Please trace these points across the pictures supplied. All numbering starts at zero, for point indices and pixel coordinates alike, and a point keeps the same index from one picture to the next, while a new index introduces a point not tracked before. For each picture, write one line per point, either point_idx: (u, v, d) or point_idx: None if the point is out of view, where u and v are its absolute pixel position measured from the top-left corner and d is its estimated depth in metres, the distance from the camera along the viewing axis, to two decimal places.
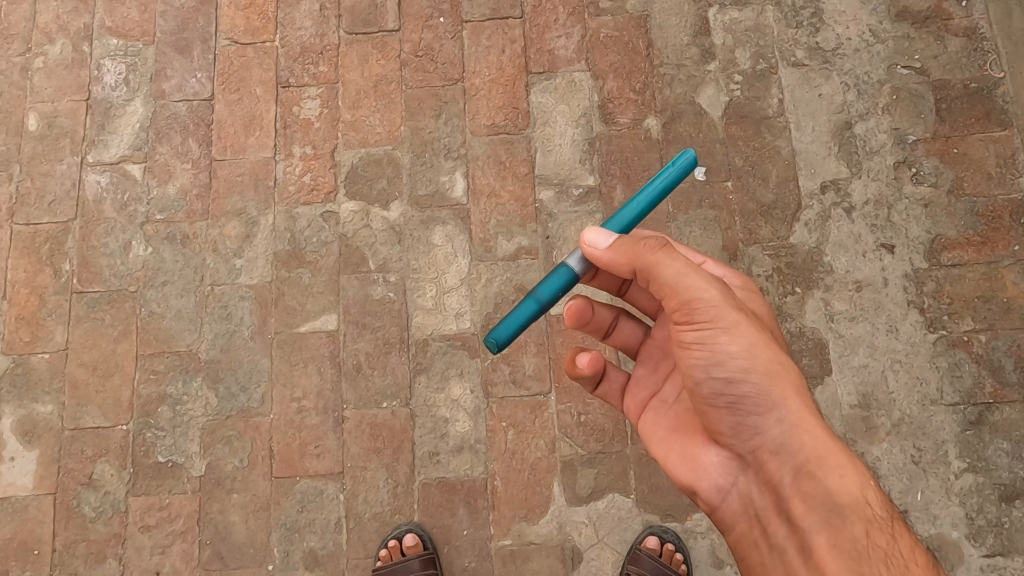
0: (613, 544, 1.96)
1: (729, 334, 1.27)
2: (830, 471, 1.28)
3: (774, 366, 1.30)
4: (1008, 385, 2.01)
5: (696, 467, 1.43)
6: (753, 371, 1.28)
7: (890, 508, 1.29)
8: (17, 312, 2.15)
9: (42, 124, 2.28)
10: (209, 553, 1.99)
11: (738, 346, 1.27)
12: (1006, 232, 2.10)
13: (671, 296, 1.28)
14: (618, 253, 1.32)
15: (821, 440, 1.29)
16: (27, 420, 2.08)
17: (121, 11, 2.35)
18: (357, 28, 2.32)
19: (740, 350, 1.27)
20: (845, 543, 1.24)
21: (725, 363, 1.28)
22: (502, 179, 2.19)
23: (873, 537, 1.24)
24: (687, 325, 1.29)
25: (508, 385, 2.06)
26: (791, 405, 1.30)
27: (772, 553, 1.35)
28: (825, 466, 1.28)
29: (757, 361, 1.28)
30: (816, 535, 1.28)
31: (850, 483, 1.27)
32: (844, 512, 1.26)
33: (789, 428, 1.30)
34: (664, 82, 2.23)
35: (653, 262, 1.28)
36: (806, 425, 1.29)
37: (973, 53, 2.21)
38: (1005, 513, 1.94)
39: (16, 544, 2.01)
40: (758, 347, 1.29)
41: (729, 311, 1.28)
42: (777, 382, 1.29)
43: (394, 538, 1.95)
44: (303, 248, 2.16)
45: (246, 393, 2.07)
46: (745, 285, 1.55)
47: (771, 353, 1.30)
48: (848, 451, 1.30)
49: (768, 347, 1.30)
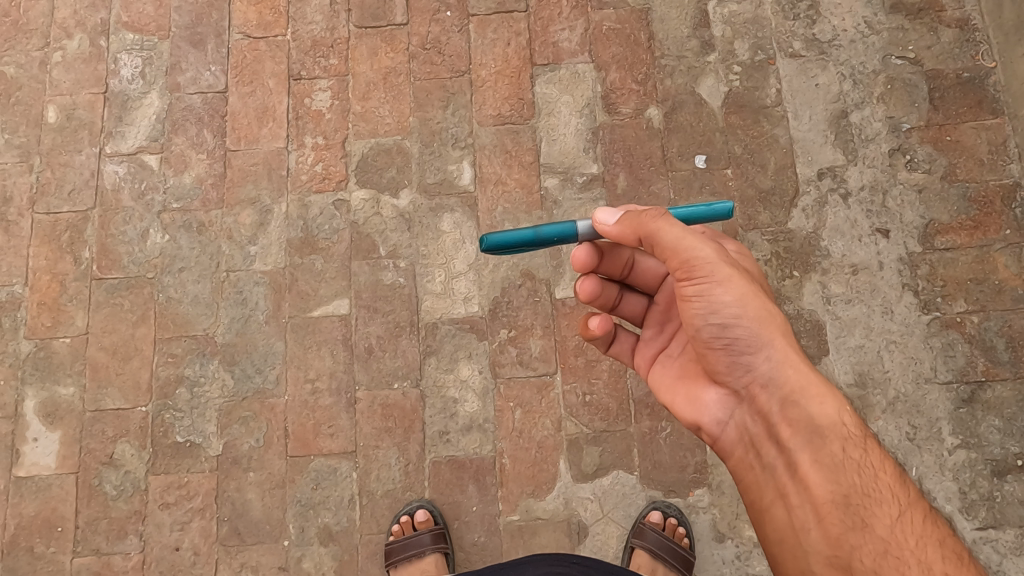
0: (618, 518, 2.02)
1: (723, 283, 1.36)
2: (811, 399, 1.36)
3: (764, 309, 1.38)
4: (1000, 364, 2.08)
5: (697, 407, 1.51)
6: (745, 315, 1.37)
7: (866, 427, 1.37)
8: (38, 298, 2.22)
9: (61, 116, 2.34)
10: (227, 529, 2.06)
11: (731, 293, 1.36)
12: (997, 216, 2.16)
13: (672, 256, 1.35)
14: (627, 224, 1.37)
15: (804, 372, 1.38)
16: (50, 402, 2.15)
17: (137, 7, 2.41)
18: (366, 22, 2.39)
19: (733, 298, 1.36)
20: (824, 460, 1.35)
21: (720, 310, 1.37)
22: (508, 168, 2.26)
23: (849, 453, 1.34)
24: (687, 279, 1.37)
25: (515, 366, 2.12)
26: (778, 344, 1.38)
27: (763, 474, 1.45)
28: (807, 395, 1.37)
29: (748, 306, 1.37)
30: (799, 454, 1.38)
31: (829, 408, 1.36)
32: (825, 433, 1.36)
33: (776, 363, 1.39)
34: (665, 73, 2.30)
35: (656, 227, 1.34)
36: (792, 361, 1.38)
37: (966, 43, 2.27)
38: (996, 488, 2.00)
39: (40, 521, 2.08)
40: (749, 295, 1.37)
41: (722, 264, 1.36)
42: (766, 324, 1.38)
43: (406, 514, 2.02)
44: (315, 235, 2.23)
45: (261, 375, 2.14)
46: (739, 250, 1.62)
47: (760, 299, 1.39)
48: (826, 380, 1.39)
49: (757, 293, 1.39)
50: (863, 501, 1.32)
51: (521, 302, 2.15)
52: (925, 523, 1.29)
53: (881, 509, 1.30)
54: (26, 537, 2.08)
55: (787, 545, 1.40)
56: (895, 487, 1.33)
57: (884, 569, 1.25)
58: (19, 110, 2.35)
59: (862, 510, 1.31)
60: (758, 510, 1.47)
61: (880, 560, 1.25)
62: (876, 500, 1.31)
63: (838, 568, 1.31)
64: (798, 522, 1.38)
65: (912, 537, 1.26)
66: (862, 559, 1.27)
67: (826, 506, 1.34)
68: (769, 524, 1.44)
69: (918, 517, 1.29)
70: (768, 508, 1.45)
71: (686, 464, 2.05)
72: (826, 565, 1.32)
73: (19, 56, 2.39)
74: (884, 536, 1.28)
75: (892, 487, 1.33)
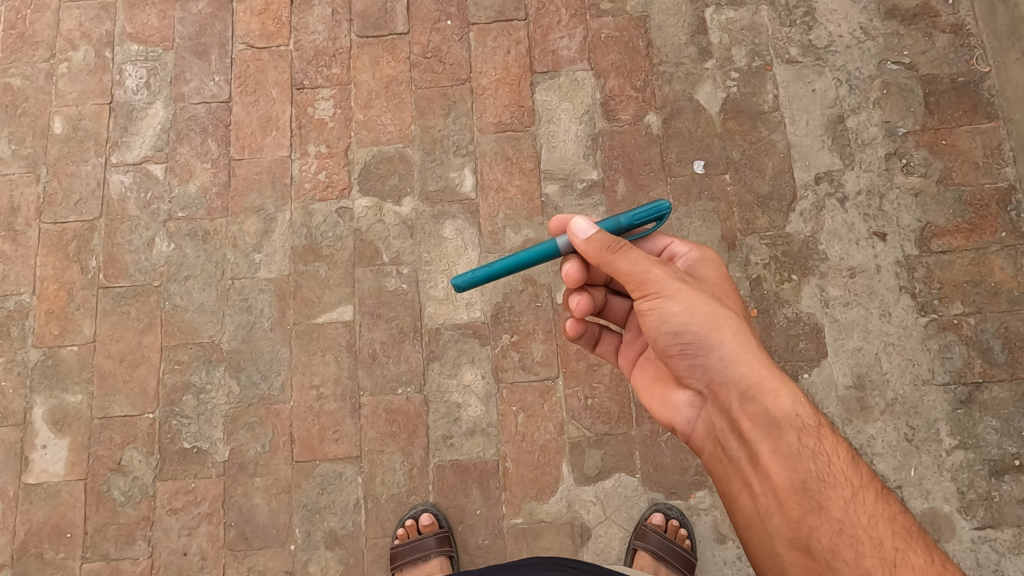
0: (620, 520, 2.05)
1: (671, 297, 1.41)
2: (766, 392, 1.38)
3: (716, 314, 1.42)
4: (996, 365, 2.10)
5: (668, 406, 1.57)
6: (691, 324, 1.41)
7: (821, 416, 1.39)
8: (46, 306, 2.25)
9: (67, 127, 2.37)
10: (234, 534, 2.09)
11: (679, 304, 1.41)
12: (993, 219, 2.19)
13: (627, 278, 1.43)
14: (591, 250, 1.43)
15: (756, 367, 1.40)
16: (58, 409, 2.18)
17: (142, 18, 2.44)
18: (368, 31, 2.42)
19: (681, 309, 1.41)
20: (780, 447, 1.37)
21: (670, 320, 1.42)
22: (509, 175, 2.28)
23: (804, 440, 1.36)
24: (640, 296, 1.43)
25: (517, 370, 2.15)
26: (729, 343, 1.41)
27: (730, 464, 1.46)
28: (761, 388, 1.39)
29: (696, 314, 1.41)
30: (757, 442, 1.40)
31: (784, 400, 1.38)
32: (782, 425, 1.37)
33: (729, 363, 1.41)
34: (664, 80, 2.33)
35: (613, 257, 1.41)
36: (745, 358, 1.41)
37: (960, 48, 2.30)
38: (994, 487, 2.02)
39: (49, 527, 2.11)
40: (696, 303, 1.42)
41: (667, 280, 1.42)
42: (717, 327, 1.41)
43: (410, 517, 2.05)
44: (320, 243, 2.25)
45: (267, 381, 2.17)
46: (704, 257, 1.58)
47: (709, 306, 1.42)
48: (780, 371, 1.41)
49: (705, 301, 1.42)
50: (820, 485, 1.33)
51: (523, 307, 2.18)
52: (879, 502, 1.31)
53: (836, 491, 1.32)
54: (36, 543, 2.10)
55: (754, 530, 1.41)
56: (849, 470, 1.35)
57: (840, 547, 1.27)
58: (26, 121, 2.38)
59: (819, 493, 1.33)
60: (728, 498, 1.48)
61: (834, 538, 1.28)
62: (831, 484, 1.33)
63: (800, 550, 1.32)
64: (762, 508, 1.39)
65: (865, 516, 1.29)
66: (819, 539, 1.29)
67: (784, 493, 1.35)
68: (738, 512, 1.45)
69: (870, 499, 1.32)
70: (736, 497, 1.46)
71: (687, 466, 2.07)
72: (789, 548, 1.34)
73: (25, 67, 2.42)
74: (839, 517, 1.29)
75: (847, 471, 1.34)
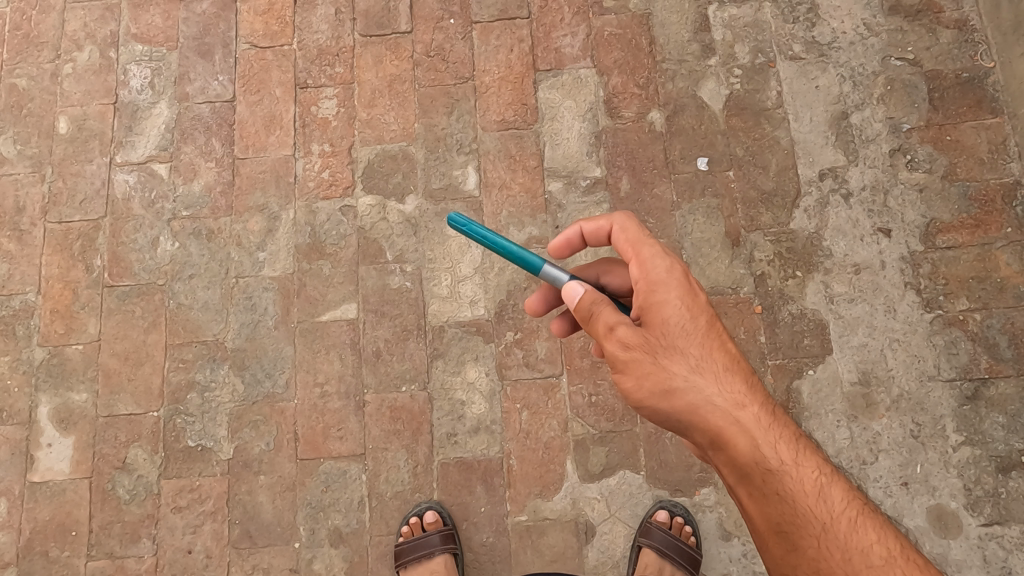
0: (625, 518, 2.04)
1: (621, 371, 1.30)
2: (728, 445, 1.25)
3: (665, 377, 1.28)
4: (1003, 361, 2.09)
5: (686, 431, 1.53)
6: (645, 394, 1.29)
7: (790, 450, 1.26)
8: (52, 305, 2.26)
9: (72, 127, 2.38)
10: (238, 532, 2.09)
11: (629, 379, 1.29)
12: (998, 215, 2.18)
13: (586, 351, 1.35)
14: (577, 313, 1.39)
15: (716, 419, 1.26)
16: (63, 408, 2.18)
17: (146, 19, 2.45)
18: (371, 30, 2.42)
19: (631, 383, 1.29)
20: (752, 497, 1.26)
21: (628, 395, 1.31)
22: (512, 172, 2.28)
23: (771, 483, 1.24)
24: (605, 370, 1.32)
25: (521, 367, 2.14)
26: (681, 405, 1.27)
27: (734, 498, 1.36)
28: (722, 442, 1.25)
29: (646, 386, 1.28)
30: (734, 488, 1.29)
31: (745, 449, 1.24)
32: (749, 474, 1.25)
33: (688, 421, 1.28)
34: (667, 77, 2.33)
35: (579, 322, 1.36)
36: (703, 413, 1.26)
37: (964, 44, 2.29)
38: (1001, 484, 2.01)
39: (54, 525, 2.11)
40: (644, 371, 1.28)
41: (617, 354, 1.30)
42: (666, 390, 1.27)
43: (414, 515, 2.04)
44: (323, 241, 2.26)
45: (271, 379, 2.17)
46: (652, 282, 1.33)
47: (657, 370, 1.28)
48: (742, 413, 1.26)
49: (651, 364, 1.28)
50: (794, 526, 1.23)
51: (526, 305, 2.18)
52: (852, 533, 1.23)
53: (810, 533, 1.22)
54: (41, 541, 2.11)
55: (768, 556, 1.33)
56: (820, 505, 1.24)
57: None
58: (31, 122, 2.39)
59: (796, 535, 1.23)
60: None
61: None
62: (804, 522, 1.23)
63: None
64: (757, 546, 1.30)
65: (839, 552, 1.20)
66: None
67: (765, 537, 1.26)
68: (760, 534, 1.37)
69: (843, 528, 1.23)
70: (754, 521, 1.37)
71: (692, 464, 2.07)
72: None
73: (30, 68, 2.43)
74: (816, 556, 1.21)
75: (818, 502, 1.24)
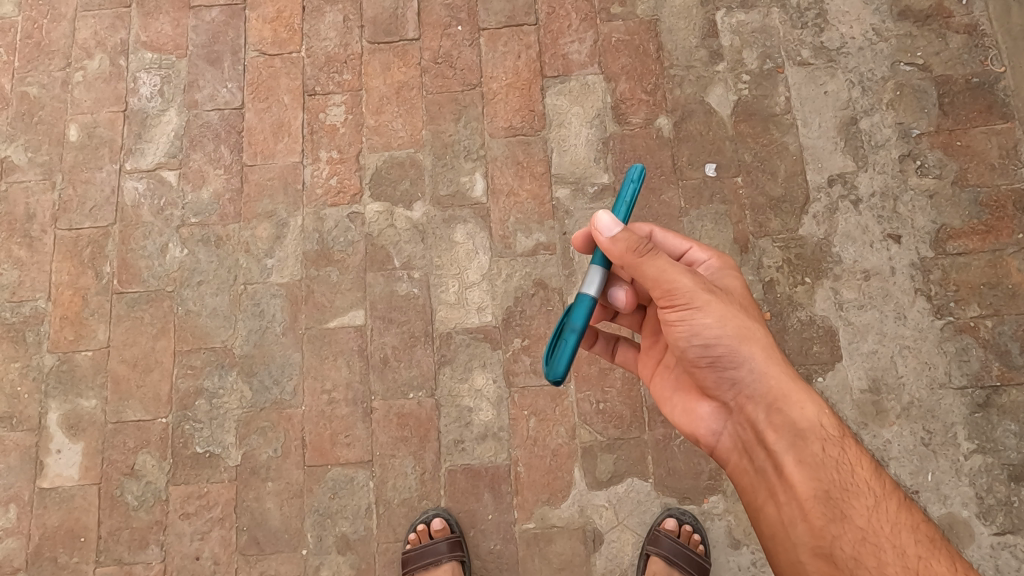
0: (633, 525, 2.03)
1: (702, 308, 1.40)
2: (793, 403, 1.40)
3: (745, 326, 1.42)
4: (1014, 368, 2.07)
5: (692, 418, 1.55)
6: (722, 335, 1.41)
7: (845, 427, 1.40)
8: (62, 312, 2.27)
9: (83, 135, 2.40)
10: (246, 539, 2.09)
11: (712, 316, 1.41)
12: (1009, 221, 2.16)
13: (654, 286, 1.41)
14: (618, 250, 1.41)
15: (783, 379, 1.41)
16: (72, 414, 2.19)
17: (156, 26, 2.47)
18: (379, 37, 2.43)
19: (714, 321, 1.40)
20: (806, 458, 1.37)
21: (702, 332, 1.41)
22: (520, 179, 2.28)
23: (828, 449, 1.37)
24: (670, 306, 1.42)
25: (528, 374, 2.14)
26: (756, 357, 1.42)
27: (756, 475, 1.45)
28: (787, 399, 1.40)
29: (727, 325, 1.41)
30: (784, 452, 1.39)
31: (809, 410, 1.39)
32: (806, 437, 1.38)
33: (757, 373, 1.42)
34: (675, 83, 2.32)
35: (638, 261, 1.40)
36: (773, 371, 1.42)
37: (974, 49, 2.28)
38: (1014, 492, 1.99)
39: (64, 531, 2.12)
40: (728, 314, 1.41)
41: (697, 290, 1.41)
42: (747, 339, 1.42)
43: (422, 522, 2.04)
44: (331, 247, 2.26)
45: (279, 386, 2.17)
46: (723, 264, 1.58)
47: (738, 318, 1.43)
48: (804, 383, 1.43)
49: (734, 312, 1.43)
50: (843, 494, 1.34)
51: (534, 312, 2.17)
52: (901, 512, 1.34)
53: (859, 500, 1.34)
54: (50, 547, 2.11)
55: (777, 540, 1.40)
56: (873, 480, 1.37)
57: (863, 556, 1.29)
58: (42, 129, 2.41)
59: (842, 502, 1.34)
60: (752, 510, 1.47)
61: (859, 547, 1.29)
62: (854, 493, 1.34)
63: (823, 558, 1.33)
64: (786, 517, 1.39)
65: (888, 525, 1.31)
66: (843, 547, 1.30)
67: (808, 502, 1.35)
68: (762, 522, 1.44)
69: (892, 508, 1.34)
70: (761, 507, 1.44)
71: (700, 471, 2.05)
72: (813, 557, 1.34)
73: (41, 76, 2.45)
74: (863, 525, 1.31)
75: (869, 481, 1.36)
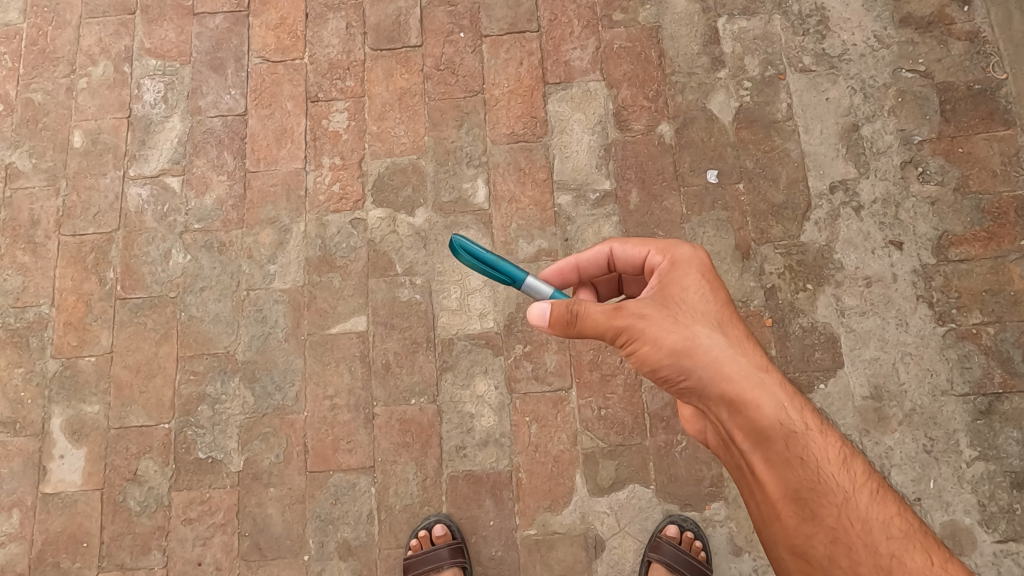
0: (635, 532, 2.03)
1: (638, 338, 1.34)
2: (748, 404, 1.31)
3: (685, 338, 1.33)
4: (1017, 375, 2.07)
5: None
6: (661, 357, 1.33)
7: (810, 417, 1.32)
8: (65, 317, 2.28)
9: (86, 141, 2.41)
10: (248, 544, 2.09)
11: (648, 344, 1.33)
12: (1011, 227, 2.16)
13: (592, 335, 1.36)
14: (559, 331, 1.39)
15: (736, 380, 1.31)
16: (75, 419, 2.20)
17: (160, 33, 2.48)
18: (381, 44, 2.44)
19: (651, 348, 1.33)
20: (772, 460, 1.31)
21: (644, 360, 1.35)
22: (522, 185, 2.29)
23: (792, 446, 1.31)
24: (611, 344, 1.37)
25: (530, 381, 2.14)
26: (703, 366, 1.32)
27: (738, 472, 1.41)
28: (742, 402, 1.31)
29: (664, 346, 1.33)
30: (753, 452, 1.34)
31: (766, 410, 1.30)
32: (770, 439, 1.31)
33: (708, 380, 1.32)
34: (676, 90, 2.33)
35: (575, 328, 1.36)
36: (726, 374, 1.31)
37: (976, 55, 2.29)
38: (1016, 500, 1.99)
39: (66, 537, 2.13)
40: (663, 332, 1.33)
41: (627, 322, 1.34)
42: (689, 351, 1.32)
43: (424, 528, 2.04)
44: (333, 253, 2.27)
45: (281, 392, 2.18)
46: (675, 260, 1.46)
47: (678, 331, 1.34)
48: (763, 374, 1.32)
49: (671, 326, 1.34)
50: (813, 493, 1.28)
51: None
52: (874, 504, 1.28)
53: (828, 499, 1.28)
54: (53, 552, 2.12)
55: (762, 535, 1.38)
56: (841, 474, 1.30)
57: (836, 555, 1.25)
58: (46, 135, 2.42)
59: (812, 501, 1.28)
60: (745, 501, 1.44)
61: (830, 547, 1.25)
62: (823, 490, 1.28)
63: (800, 556, 1.30)
64: (765, 514, 1.36)
65: (859, 521, 1.26)
66: (816, 547, 1.27)
67: (779, 503, 1.32)
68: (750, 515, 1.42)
69: (864, 500, 1.28)
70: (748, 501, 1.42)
71: (702, 477, 2.05)
72: (791, 555, 1.31)
73: (46, 83, 2.46)
74: (833, 524, 1.26)
75: (838, 475, 1.30)
